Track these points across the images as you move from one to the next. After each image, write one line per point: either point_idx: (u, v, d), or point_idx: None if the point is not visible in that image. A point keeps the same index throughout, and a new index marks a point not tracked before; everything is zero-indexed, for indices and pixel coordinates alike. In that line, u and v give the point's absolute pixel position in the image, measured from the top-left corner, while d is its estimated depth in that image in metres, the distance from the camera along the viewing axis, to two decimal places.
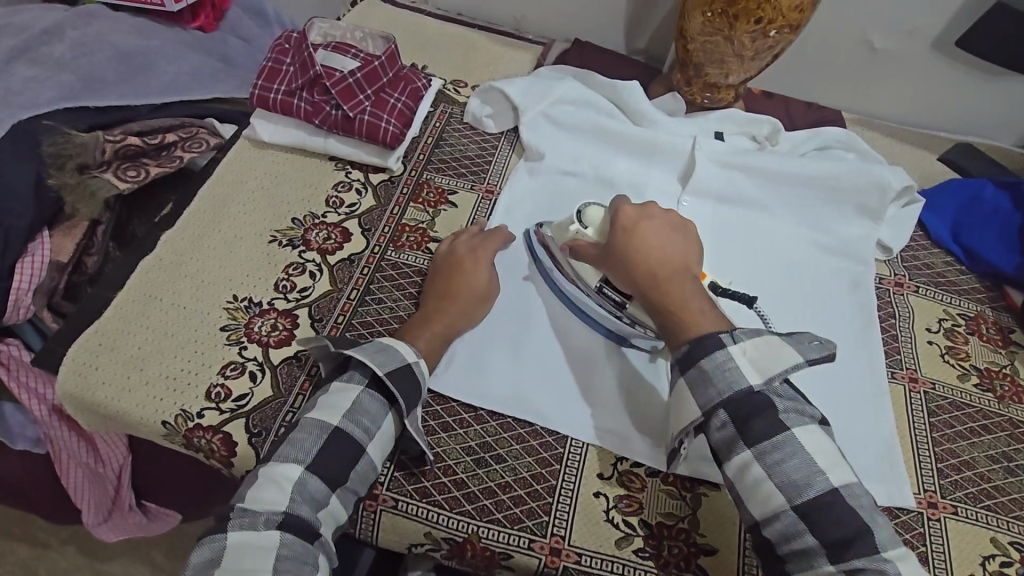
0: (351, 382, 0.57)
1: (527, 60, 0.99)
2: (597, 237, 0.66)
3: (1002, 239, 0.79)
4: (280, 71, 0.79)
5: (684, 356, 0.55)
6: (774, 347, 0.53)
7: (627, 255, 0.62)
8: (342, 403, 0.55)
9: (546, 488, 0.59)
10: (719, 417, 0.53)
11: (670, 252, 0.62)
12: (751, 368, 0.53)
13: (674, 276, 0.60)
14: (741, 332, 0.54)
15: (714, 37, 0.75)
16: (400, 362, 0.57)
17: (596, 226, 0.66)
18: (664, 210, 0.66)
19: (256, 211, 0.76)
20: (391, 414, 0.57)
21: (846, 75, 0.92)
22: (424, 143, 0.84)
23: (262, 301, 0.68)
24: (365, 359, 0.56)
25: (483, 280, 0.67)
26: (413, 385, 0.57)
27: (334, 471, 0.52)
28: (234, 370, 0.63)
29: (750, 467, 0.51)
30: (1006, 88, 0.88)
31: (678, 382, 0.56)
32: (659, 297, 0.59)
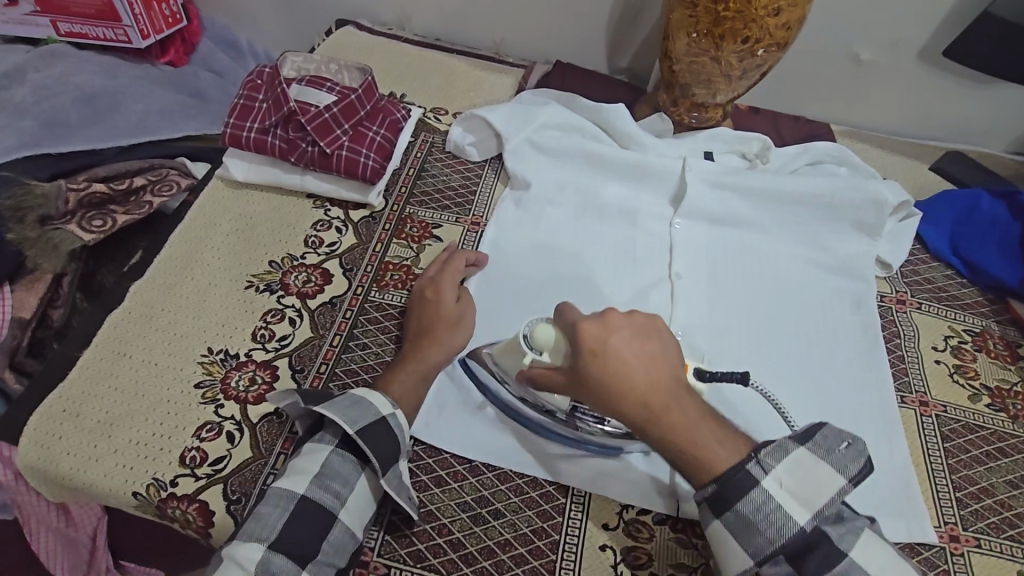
0: (321, 441, 0.54)
1: (508, 84, 0.96)
2: (556, 360, 0.54)
3: (1002, 251, 0.76)
4: (252, 108, 0.76)
5: (714, 496, 0.47)
6: (808, 466, 0.47)
7: (604, 389, 0.48)
8: (311, 466, 0.52)
9: (549, 543, 0.55)
10: (772, 559, 0.47)
11: (648, 369, 0.48)
12: (796, 496, 0.47)
13: (666, 401, 0.47)
14: (769, 456, 0.47)
15: (700, 58, 0.73)
16: (373, 416, 0.53)
17: (550, 349, 0.55)
18: (625, 314, 0.51)
19: (230, 256, 0.72)
20: (366, 472, 0.53)
21: (832, 88, 0.91)
22: (405, 175, 0.82)
23: (239, 353, 0.64)
24: (333, 415, 0.53)
25: (457, 307, 0.64)
26: (388, 440, 0.53)
27: (313, 547, 0.49)
28: (210, 431, 0.59)
29: None
30: (996, 95, 0.86)
31: (711, 522, 0.48)
32: (663, 440, 0.47)
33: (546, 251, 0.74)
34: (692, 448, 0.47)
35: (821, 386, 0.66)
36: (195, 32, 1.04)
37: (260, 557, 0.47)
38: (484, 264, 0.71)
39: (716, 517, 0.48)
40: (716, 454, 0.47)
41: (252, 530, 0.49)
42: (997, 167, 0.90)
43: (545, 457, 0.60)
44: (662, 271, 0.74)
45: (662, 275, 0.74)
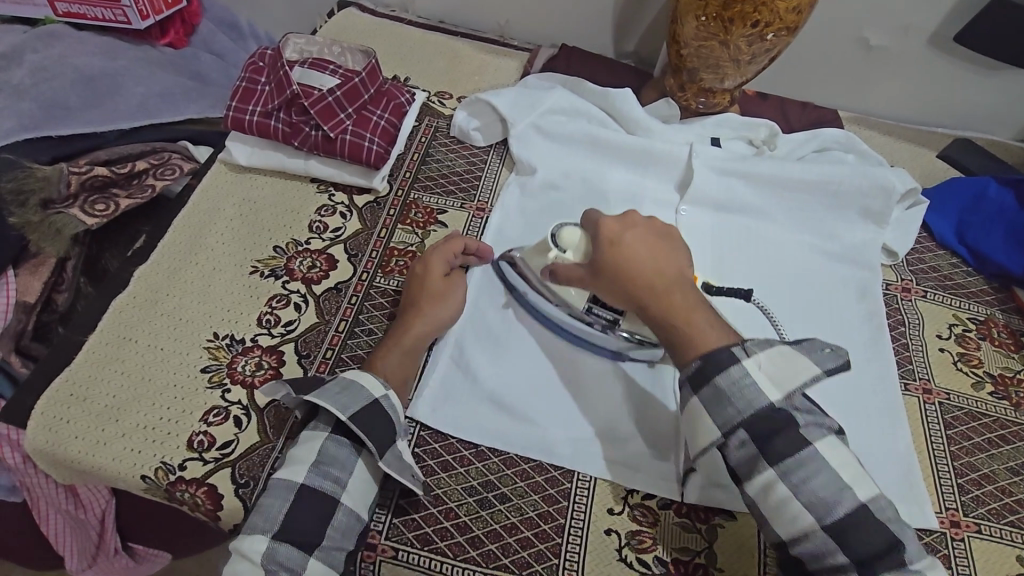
0: (317, 429, 0.54)
1: (513, 68, 0.95)
2: (579, 258, 0.63)
3: (1009, 239, 0.76)
4: (255, 92, 0.75)
5: (697, 371, 0.52)
6: (788, 356, 0.52)
7: (616, 275, 0.59)
8: (309, 453, 0.53)
9: (554, 527, 0.56)
10: (738, 435, 0.50)
11: (655, 262, 0.58)
12: (774, 380, 0.51)
13: (665, 287, 0.57)
14: (754, 344, 0.52)
15: (708, 42, 0.72)
16: (365, 399, 0.54)
17: (575, 248, 0.63)
18: (644, 217, 0.63)
19: (235, 240, 0.72)
20: (363, 456, 0.54)
21: (841, 73, 0.90)
22: (410, 160, 0.81)
23: (245, 338, 0.64)
24: (325, 401, 0.53)
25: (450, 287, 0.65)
26: (383, 421, 0.54)
27: (317, 534, 0.50)
28: (217, 416, 0.59)
29: (771, 480, 0.48)
30: (1005, 81, 0.86)
31: (689, 400, 0.52)
32: (657, 314, 0.56)
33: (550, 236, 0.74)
34: (686, 325, 0.55)
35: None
36: (195, 13, 1.01)
37: (265, 547, 0.48)
38: (486, 257, 0.70)
39: (695, 395, 0.52)
40: (707, 332, 0.54)
41: (257, 521, 0.50)
42: (1004, 154, 0.89)
43: (558, 354, 0.65)
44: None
45: None
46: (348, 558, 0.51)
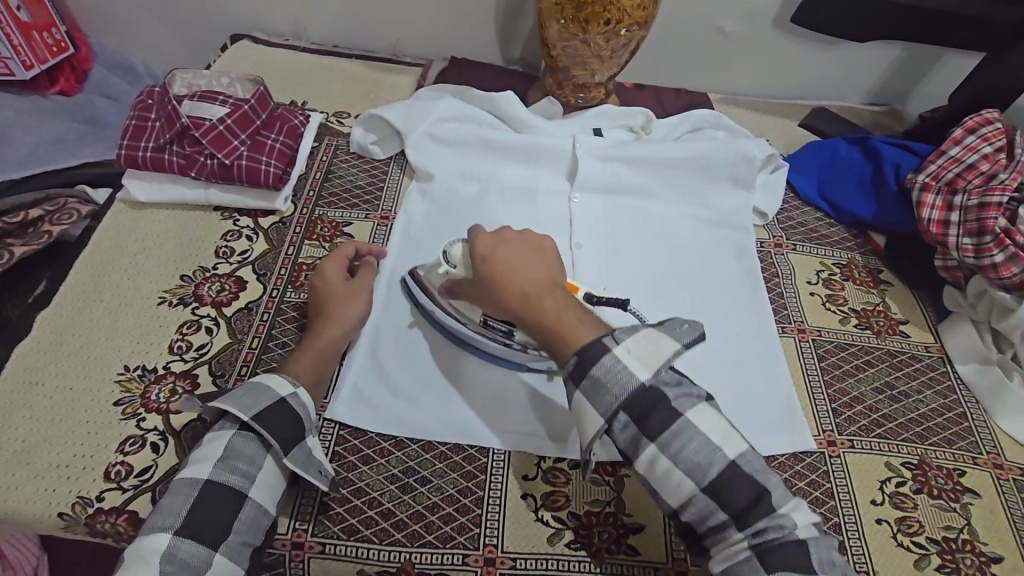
0: (221, 430, 0.55)
1: (408, 83, 1.00)
2: (465, 274, 0.64)
3: (860, 190, 0.85)
4: (146, 128, 0.76)
5: (576, 367, 0.52)
6: (653, 338, 0.52)
7: (495, 283, 0.58)
8: (213, 452, 0.53)
9: (474, 500, 0.59)
10: (621, 419, 0.51)
11: (529, 270, 0.58)
12: (645, 366, 0.51)
13: (542, 289, 0.57)
14: (621, 332, 0.53)
15: (572, 42, 0.78)
16: (269, 398, 0.56)
17: (462, 264, 0.64)
18: (515, 231, 0.62)
19: (140, 275, 0.72)
20: (270, 454, 0.55)
21: (705, 59, 0.99)
22: (312, 178, 0.84)
23: (157, 367, 0.65)
24: (228, 405, 0.55)
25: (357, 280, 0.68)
26: (289, 419, 0.56)
27: (222, 527, 0.51)
28: (134, 445, 0.60)
29: (653, 455, 0.50)
30: (843, 53, 0.96)
31: (573, 395, 0.53)
32: (535, 324, 0.56)
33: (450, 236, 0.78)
34: (557, 331, 0.54)
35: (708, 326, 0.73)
36: (84, 59, 1.04)
37: (166, 547, 0.48)
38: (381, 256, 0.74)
39: (577, 390, 0.52)
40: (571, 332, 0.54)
41: (159, 522, 0.50)
42: (855, 118, 1.00)
43: (479, 390, 0.66)
44: (565, 242, 0.79)
45: (563, 246, 0.79)
46: (254, 557, 0.52)
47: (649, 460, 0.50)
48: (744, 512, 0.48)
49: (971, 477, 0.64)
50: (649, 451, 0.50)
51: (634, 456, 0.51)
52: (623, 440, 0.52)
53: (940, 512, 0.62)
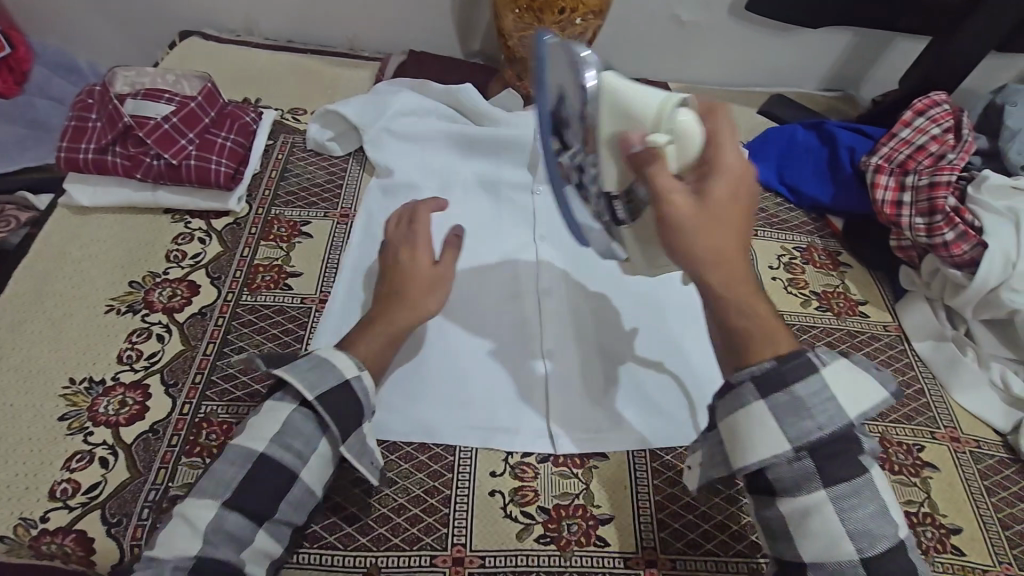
0: (281, 401, 0.52)
1: (366, 78, 0.98)
2: (672, 167, 0.48)
3: (817, 174, 0.86)
4: (86, 129, 0.73)
5: (770, 372, 0.45)
6: (862, 377, 0.47)
7: (689, 224, 0.46)
8: (271, 425, 0.51)
9: (441, 499, 0.58)
10: (801, 457, 0.46)
11: (745, 229, 0.47)
12: (847, 402, 0.45)
13: (750, 279, 0.47)
14: (824, 354, 0.47)
15: (527, 32, 0.78)
16: (336, 380, 0.53)
17: (684, 140, 0.48)
18: (757, 170, 0.49)
19: (85, 283, 0.69)
20: (326, 436, 0.53)
21: (665, 49, 0.99)
22: (267, 177, 0.81)
23: (105, 379, 0.62)
24: (294, 380, 0.52)
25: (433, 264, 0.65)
26: (351, 402, 0.53)
27: (268, 508, 0.49)
28: (81, 461, 0.57)
29: (817, 504, 0.45)
30: (798, 40, 0.98)
31: (750, 403, 0.46)
32: (719, 280, 0.46)
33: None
34: (727, 306, 0.46)
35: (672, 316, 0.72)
36: (23, 59, 1.02)
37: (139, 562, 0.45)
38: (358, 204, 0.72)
39: (756, 396, 0.46)
40: (774, 335, 0.47)
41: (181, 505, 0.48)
42: (812, 104, 1.01)
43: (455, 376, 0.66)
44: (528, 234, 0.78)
45: (527, 238, 0.78)
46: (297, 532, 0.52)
47: (806, 509, 0.46)
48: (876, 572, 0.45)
49: (929, 451, 0.66)
50: (815, 496, 0.45)
51: (788, 494, 0.46)
52: (785, 479, 0.46)
53: (902, 487, 0.63)
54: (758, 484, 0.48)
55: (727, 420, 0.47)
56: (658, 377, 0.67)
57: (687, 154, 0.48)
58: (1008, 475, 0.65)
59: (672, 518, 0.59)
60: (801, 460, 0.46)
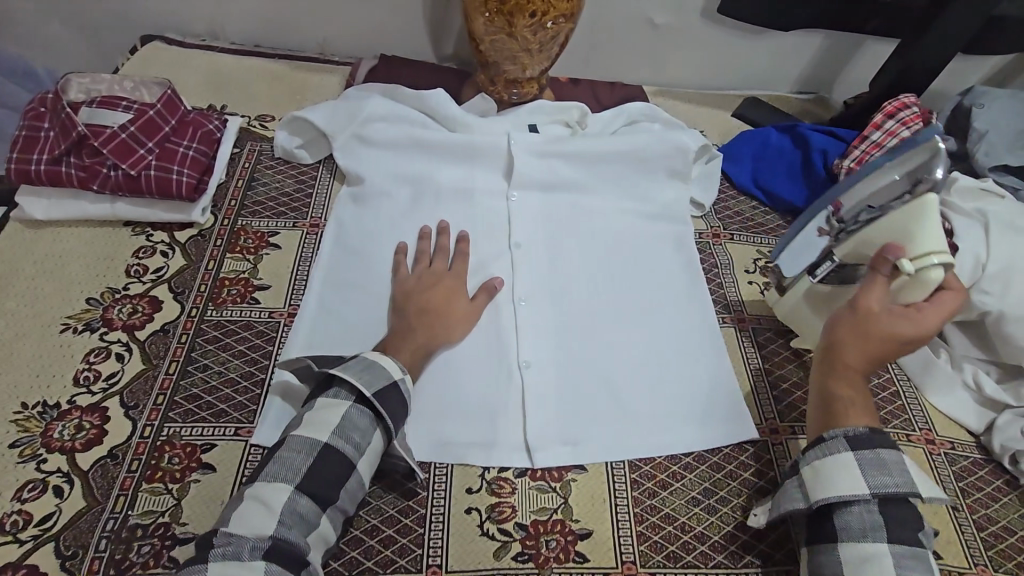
0: (337, 396, 0.54)
1: (336, 83, 0.96)
2: (903, 275, 0.59)
3: (792, 177, 0.86)
4: (38, 139, 0.70)
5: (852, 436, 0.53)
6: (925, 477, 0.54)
7: (852, 328, 0.58)
8: (331, 418, 0.52)
9: (416, 518, 0.57)
10: (869, 503, 0.51)
11: (889, 351, 0.57)
12: (919, 482, 0.52)
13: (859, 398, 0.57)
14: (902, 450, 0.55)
15: (498, 36, 0.77)
16: (387, 379, 0.55)
17: (922, 271, 0.58)
18: (917, 321, 0.57)
19: (39, 300, 0.66)
20: (379, 429, 0.54)
21: (639, 52, 0.98)
22: (234, 187, 0.79)
23: (59, 402, 0.59)
24: (352, 376, 0.54)
25: (465, 304, 0.68)
26: (402, 404, 0.55)
27: (334, 493, 0.51)
28: (33, 490, 0.54)
29: (877, 552, 0.49)
30: (771, 43, 0.98)
31: (840, 451, 0.53)
32: (831, 386, 0.58)
33: (383, 240, 0.74)
34: (835, 410, 0.57)
35: (649, 322, 0.72)
36: None
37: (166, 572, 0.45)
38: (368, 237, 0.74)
39: (848, 449, 0.53)
40: (849, 415, 0.56)
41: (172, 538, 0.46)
42: (786, 106, 1.02)
43: (433, 393, 0.64)
44: (503, 242, 0.76)
45: (503, 246, 0.76)
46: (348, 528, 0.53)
47: (867, 552, 0.49)
48: None
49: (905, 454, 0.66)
50: (876, 546, 0.49)
51: (851, 539, 0.50)
52: (851, 521, 0.51)
53: None
54: (821, 528, 0.52)
55: (813, 462, 0.54)
56: (635, 387, 0.67)
57: (908, 293, 0.60)
58: (982, 476, 0.65)
59: (652, 530, 0.58)
60: (872, 510, 0.50)
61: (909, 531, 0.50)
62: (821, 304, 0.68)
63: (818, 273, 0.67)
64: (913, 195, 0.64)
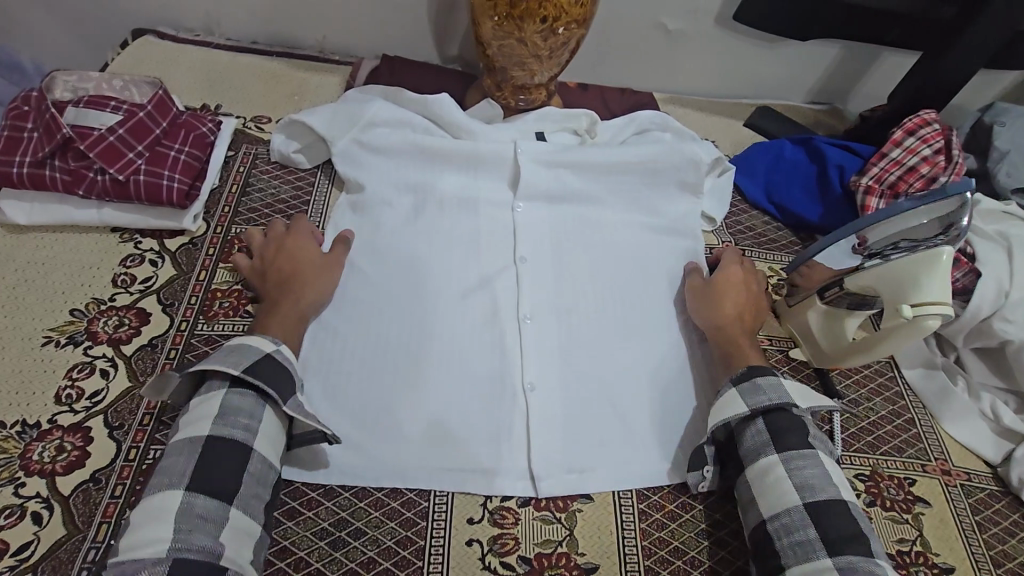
0: (211, 389, 0.52)
1: (337, 83, 0.92)
2: (902, 320, 0.58)
3: (806, 192, 0.84)
4: (21, 139, 0.66)
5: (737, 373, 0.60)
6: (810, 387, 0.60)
7: (706, 298, 0.69)
8: (208, 409, 0.51)
9: (415, 550, 0.54)
10: (755, 423, 0.56)
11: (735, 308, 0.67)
12: (798, 395, 0.58)
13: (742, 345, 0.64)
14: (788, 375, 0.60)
15: (507, 41, 0.73)
16: (255, 355, 0.53)
17: (916, 316, 0.57)
18: (730, 277, 0.70)
19: (19, 310, 0.63)
20: (268, 405, 0.53)
21: (650, 58, 0.96)
22: (227, 192, 0.75)
23: (40, 421, 0.56)
24: (215, 363, 0.52)
25: (313, 248, 0.68)
26: (279, 372, 0.54)
27: (233, 484, 0.48)
28: (10, 517, 0.51)
29: (771, 462, 0.53)
30: (785, 52, 0.95)
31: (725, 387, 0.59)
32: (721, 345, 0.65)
33: (386, 254, 0.71)
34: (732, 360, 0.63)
35: (659, 343, 0.69)
36: None
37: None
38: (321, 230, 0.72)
39: (731, 385, 0.59)
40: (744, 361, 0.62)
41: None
42: (799, 117, 0.99)
43: (435, 417, 0.61)
44: (510, 252, 0.73)
45: (507, 260, 0.73)
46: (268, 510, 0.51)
47: (767, 465, 0.53)
48: (840, 537, 0.48)
49: (921, 485, 0.64)
50: (770, 457, 0.54)
51: (752, 461, 0.55)
52: (752, 445, 0.55)
53: (894, 525, 0.60)
54: (738, 461, 0.57)
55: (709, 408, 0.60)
56: (643, 411, 0.64)
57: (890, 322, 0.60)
58: (999, 509, 0.64)
59: (660, 565, 0.56)
60: (761, 429, 0.55)
61: (801, 437, 0.54)
62: (829, 325, 0.66)
63: (830, 296, 0.66)
64: (944, 238, 0.60)
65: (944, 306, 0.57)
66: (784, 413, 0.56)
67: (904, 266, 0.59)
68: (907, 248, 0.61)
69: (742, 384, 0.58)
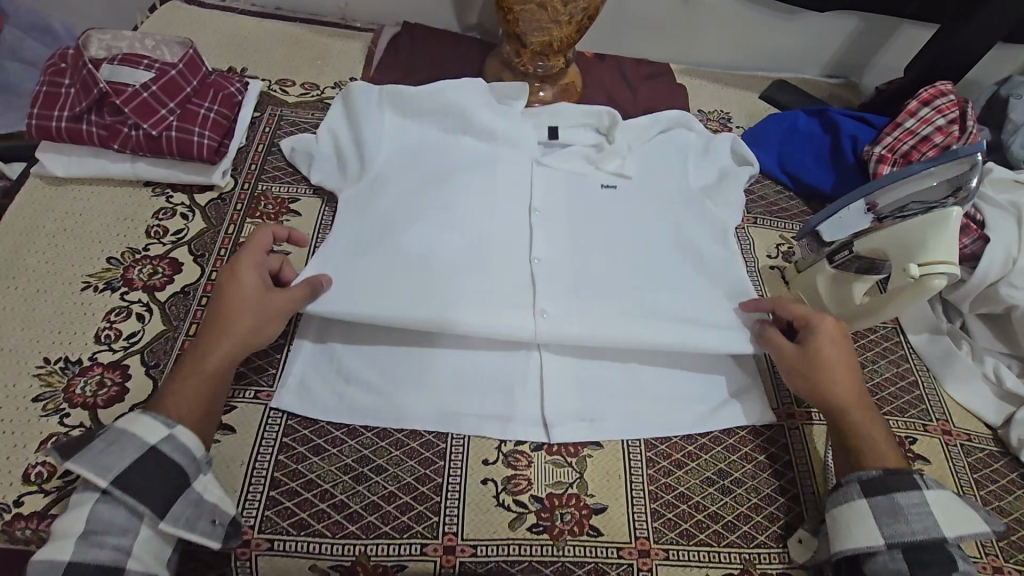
0: (82, 497, 0.47)
1: (358, 49, 0.94)
2: (908, 276, 0.60)
3: (819, 161, 0.84)
4: (60, 95, 0.69)
5: (873, 478, 0.54)
6: (957, 505, 0.53)
7: (803, 369, 0.60)
8: (77, 521, 0.46)
9: (433, 487, 0.57)
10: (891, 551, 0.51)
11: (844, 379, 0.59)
12: (942, 521, 0.51)
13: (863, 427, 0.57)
14: (928, 478, 0.53)
15: (528, 6, 0.75)
16: (137, 449, 0.48)
17: (922, 273, 0.59)
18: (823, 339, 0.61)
19: (60, 257, 0.66)
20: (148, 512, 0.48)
21: (668, 28, 0.96)
22: (253, 151, 0.78)
23: (82, 359, 0.60)
24: (83, 467, 0.47)
25: (251, 286, 0.57)
26: (160, 470, 0.48)
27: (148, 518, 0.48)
28: (57, 443, 0.55)
29: None
30: (803, 24, 0.96)
31: (852, 500, 0.54)
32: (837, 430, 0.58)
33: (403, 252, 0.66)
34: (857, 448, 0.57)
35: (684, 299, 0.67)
36: None
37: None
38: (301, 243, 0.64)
39: (861, 495, 0.53)
40: (870, 453, 0.56)
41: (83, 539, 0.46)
42: (815, 90, 1.00)
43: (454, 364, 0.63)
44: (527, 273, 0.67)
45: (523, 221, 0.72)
46: None
47: None
48: None
49: (922, 444, 0.66)
50: None
51: None
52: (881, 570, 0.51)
53: None
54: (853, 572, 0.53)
55: (831, 512, 0.55)
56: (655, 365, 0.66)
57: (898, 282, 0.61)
58: (997, 468, 0.65)
59: (667, 508, 0.59)
60: (896, 560, 0.51)
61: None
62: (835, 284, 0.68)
63: (841, 259, 0.67)
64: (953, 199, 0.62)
65: (949, 266, 0.58)
66: (930, 546, 0.51)
67: (912, 229, 0.61)
68: (917, 210, 0.63)
69: (874, 499, 0.53)
